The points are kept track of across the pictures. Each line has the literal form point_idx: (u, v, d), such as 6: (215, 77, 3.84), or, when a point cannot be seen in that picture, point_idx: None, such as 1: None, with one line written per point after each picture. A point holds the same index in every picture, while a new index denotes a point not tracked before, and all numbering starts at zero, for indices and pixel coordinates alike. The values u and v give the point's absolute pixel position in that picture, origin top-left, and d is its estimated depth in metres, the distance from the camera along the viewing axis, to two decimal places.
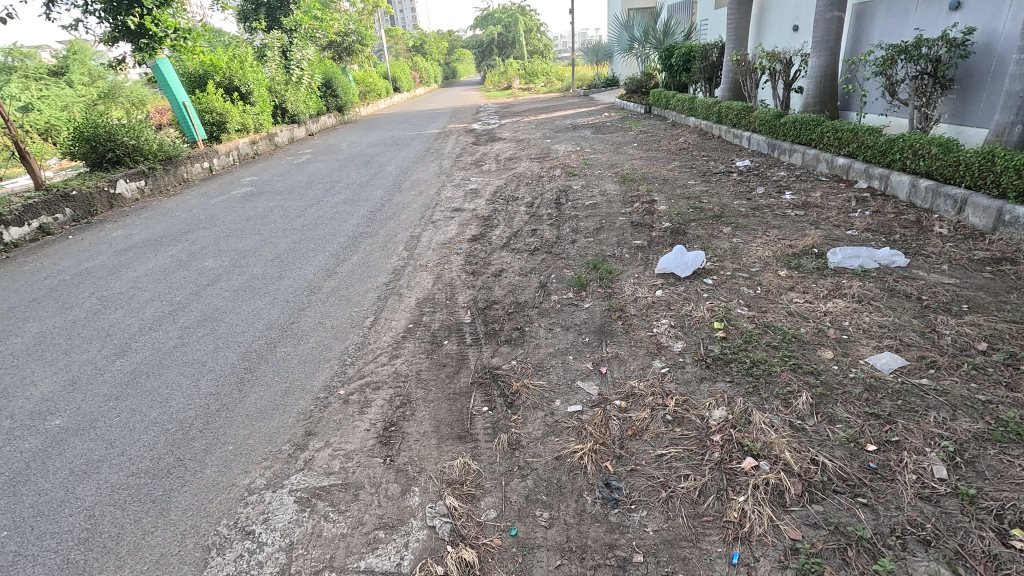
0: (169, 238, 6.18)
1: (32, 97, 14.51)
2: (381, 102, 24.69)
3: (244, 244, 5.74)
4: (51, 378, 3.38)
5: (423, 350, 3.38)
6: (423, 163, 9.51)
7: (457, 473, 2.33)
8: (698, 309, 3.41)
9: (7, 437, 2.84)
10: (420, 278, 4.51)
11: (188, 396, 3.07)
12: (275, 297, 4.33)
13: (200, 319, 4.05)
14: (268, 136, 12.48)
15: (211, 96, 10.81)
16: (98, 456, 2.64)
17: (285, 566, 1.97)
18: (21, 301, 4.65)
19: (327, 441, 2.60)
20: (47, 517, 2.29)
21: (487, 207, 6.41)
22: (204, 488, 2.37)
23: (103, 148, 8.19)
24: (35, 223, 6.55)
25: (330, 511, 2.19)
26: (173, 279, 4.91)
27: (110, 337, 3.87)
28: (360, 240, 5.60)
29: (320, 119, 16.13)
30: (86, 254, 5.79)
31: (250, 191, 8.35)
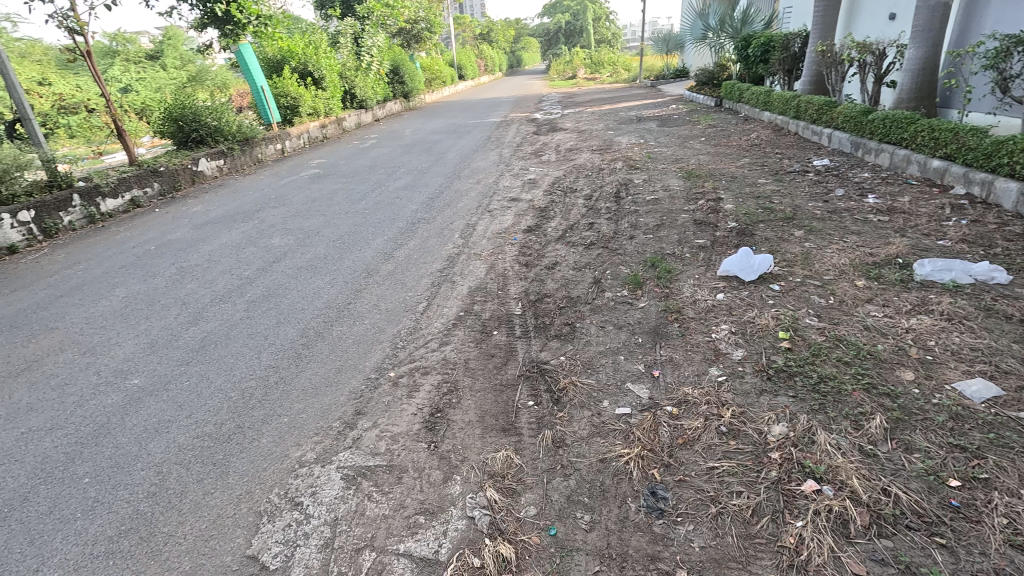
0: (242, 215, 6.53)
1: (132, 79, 15.89)
2: (445, 90, 25.02)
3: (309, 224, 5.97)
4: (132, 340, 3.67)
5: (472, 339, 3.38)
6: (483, 151, 9.53)
7: (499, 466, 2.32)
8: (761, 316, 3.21)
9: (93, 392, 3.11)
10: (473, 266, 4.53)
11: (250, 367, 3.24)
12: (335, 277, 4.48)
13: (265, 294, 4.25)
14: (337, 120, 12.91)
15: (287, 81, 11.34)
16: (169, 416, 2.83)
17: (328, 540, 2.04)
18: (111, 267, 5.07)
19: (375, 422, 2.67)
20: (123, 469, 2.48)
21: (545, 198, 6.34)
22: (260, 456, 2.49)
23: (189, 129, 8.78)
24: (127, 196, 7.14)
25: (374, 492, 2.24)
26: (244, 254, 5.18)
27: (184, 306, 4.15)
28: (417, 225, 5.70)
29: (387, 105, 16.49)
30: (168, 227, 6.23)
31: (317, 173, 8.68)
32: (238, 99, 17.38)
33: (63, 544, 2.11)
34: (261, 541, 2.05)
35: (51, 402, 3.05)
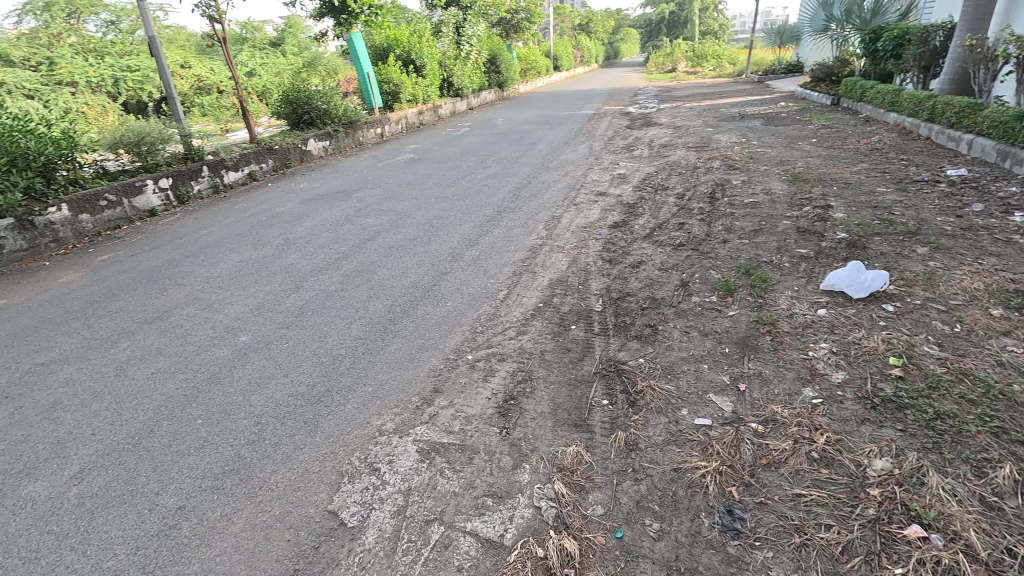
0: (342, 194, 6.96)
1: (256, 63, 17.41)
2: (540, 80, 24.99)
3: (402, 207, 6.25)
4: (243, 301, 4.06)
5: (549, 331, 3.38)
6: (573, 143, 9.43)
7: (568, 461, 2.32)
8: (869, 338, 2.91)
9: (209, 343, 3.48)
10: (556, 258, 4.52)
11: (341, 336, 3.47)
12: (422, 259, 4.66)
13: (358, 270, 4.52)
14: (434, 107, 13.34)
15: (391, 68, 11.88)
16: (270, 373, 3.11)
17: (401, 508, 2.14)
18: (230, 234, 5.64)
19: (452, 401, 2.75)
20: (229, 416, 2.76)
21: (634, 194, 6.17)
22: (346, 420, 2.66)
23: (302, 111, 9.47)
24: (246, 170, 7.87)
25: (446, 468, 2.32)
26: (341, 230, 5.53)
27: (288, 274, 4.51)
28: (503, 214, 5.77)
29: (482, 94, 16.76)
30: (278, 201, 6.78)
31: (412, 157, 9.04)
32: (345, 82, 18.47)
33: (179, 475, 2.39)
34: (341, 499, 2.20)
35: (175, 349, 3.45)
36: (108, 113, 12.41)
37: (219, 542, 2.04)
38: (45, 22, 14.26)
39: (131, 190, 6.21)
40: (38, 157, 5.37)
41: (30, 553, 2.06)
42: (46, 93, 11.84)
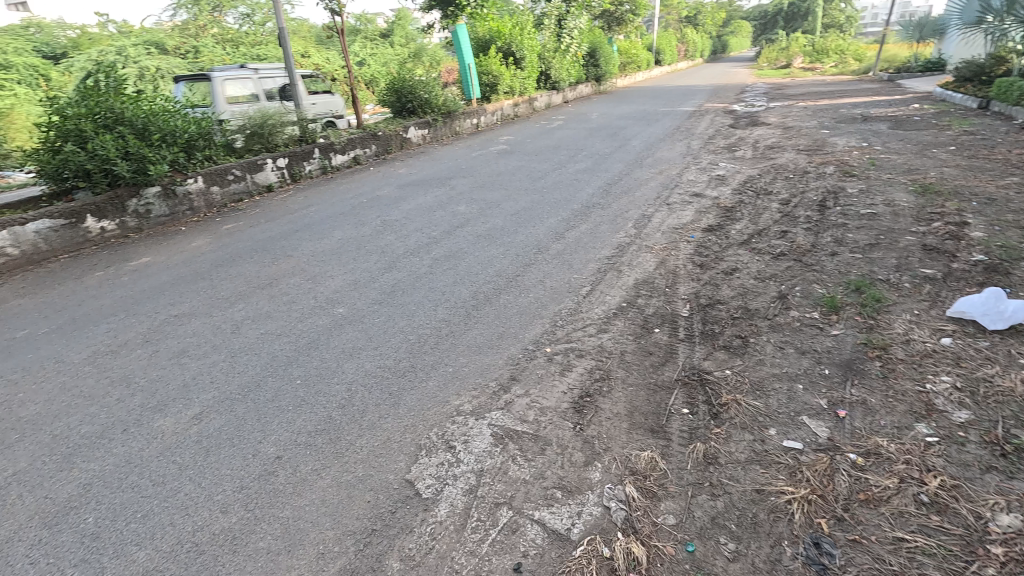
0: (437, 181, 7.23)
1: (367, 54, 18.52)
2: (639, 74, 24.24)
3: (492, 196, 6.37)
4: (342, 276, 4.37)
5: (631, 332, 3.31)
6: (669, 141, 9.08)
7: (641, 465, 2.27)
8: (1004, 376, 2.55)
9: (310, 312, 3.79)
10: (643, 258, 4.40)
11: (428, 316, 3.63)
12: (508, 249, 4.73)
13: (447, 255, 4.68)
14: (530, 100, 13.40)
15: (491, 60, 12.11)
16: (361, 344, 3.34)
17: (472, 487, 2.21)
18: (334, 213, 6.07)
19: (528, 391, 2.79)
20: (324, 380, 3.00)
21: (733, 197, 5.84)
22: (426, 397, 2.79)
23: (405, 100, 9.98)
24: (352, 154, 8.41)
25: (518, 456, 2.36)
26: (434, 216, 5.76)
27: (383, 254, 4.77)
28: (592, 210, 5.70)
29: (579, 87, 16.57)
30: (378, 185, 7.18)
31: (505, 149, 9.18)
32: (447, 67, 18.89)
33: (279, 427, 2.64)
34: (418, 470, 2.32)
35: (281, 313, 3.80)
36: None
37: (308, 493, 2.24)
38: (194, 15, 16.13)
39: (254, 167, 6.88)
40: (183, 135, 6.13)
41: (158, 478, 2.37)
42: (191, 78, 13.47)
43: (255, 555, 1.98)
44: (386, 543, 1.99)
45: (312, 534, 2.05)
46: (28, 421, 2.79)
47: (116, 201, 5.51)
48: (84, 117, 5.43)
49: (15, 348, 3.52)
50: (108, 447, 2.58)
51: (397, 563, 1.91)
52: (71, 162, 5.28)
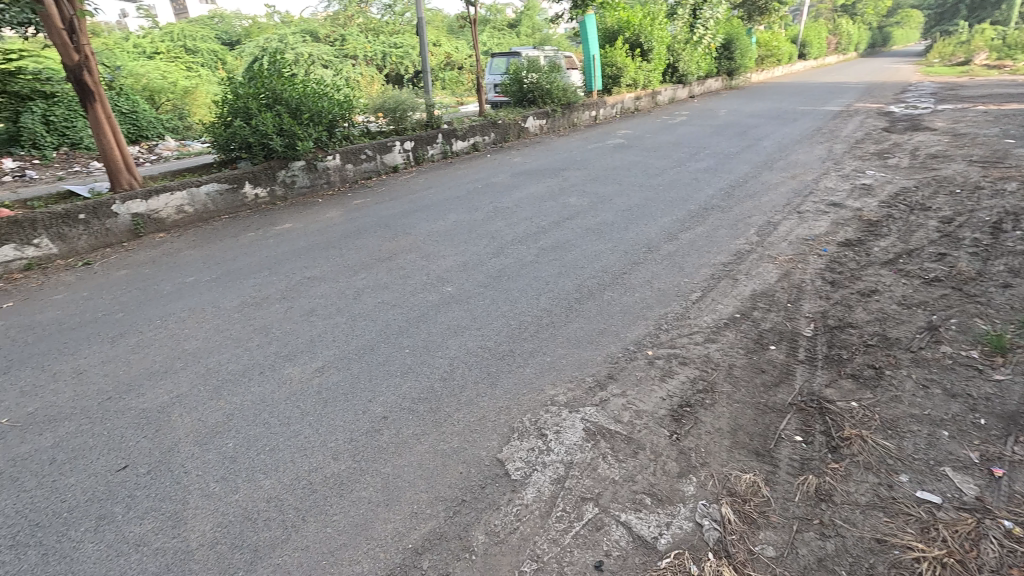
0: (550, 171, 7.27)
1: (493, 44, 19.06)
2: (778, 69, 22.23)
3: (605, 191, 6.27)
4: (453, 257, 4.58)
5: (743, 346, 3.10)
6: (807, 143, 8.27)
7: (741, 487, 2.13)
8: None
9: (422, 288, 4.03)
10: (764, 268, 4.08)
11: (530, 304, 3.68)
12: (616, 245, 4.63)
13: (554, 246, 4.70)
14: (653, 93, 12.91)
15: (617, 51, 11.87)
16: (466, 323, 3.48)
17: (560, 478, 2.23)
18: (450, 196, 6.36)
19: (624, 391, 2.74)
20: (429, 352, 3.18)
21: (879, 209, 5.18)
22: (522, 382, 2.85)
23: (527, 90, 10.14)
24: (472, 140, 8.73)
25: (609, 454, 2.33)
26: (544, 206, 5.80)
27: (492, 240, 4.91)
28: (711, 212, 5.39)
29: (708, 82, 15.62)
30: (493, 172, 7.39)
31: (621, 143, 8.96)
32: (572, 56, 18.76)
33: (387, 390, 2.86)
34: (508, 452, 2.39)
35: (396, 286, 4.07)
36: (375, 82, 14.84)
37: (407, 455, 2.40)
38: (344, 6, 17.66)
39: (384, 149, 7.42)
40: (328, 116, 6.77)
41: (284, 419, 2.68)
42: (336, 63, 14.82)
43: (357, 503, 2.17)
44: (474, 515, 2.08)
45: (408, 493, 2.20)
46: (190, 353, 3.30)
47: (269, 171, 6.25)
48: (252, 97, 6.24)
49: (185, 291, 4.16)
50: (247, 385, 2.97)
51: (482, 537, 1.99)
52: (238, 135, 6.11)
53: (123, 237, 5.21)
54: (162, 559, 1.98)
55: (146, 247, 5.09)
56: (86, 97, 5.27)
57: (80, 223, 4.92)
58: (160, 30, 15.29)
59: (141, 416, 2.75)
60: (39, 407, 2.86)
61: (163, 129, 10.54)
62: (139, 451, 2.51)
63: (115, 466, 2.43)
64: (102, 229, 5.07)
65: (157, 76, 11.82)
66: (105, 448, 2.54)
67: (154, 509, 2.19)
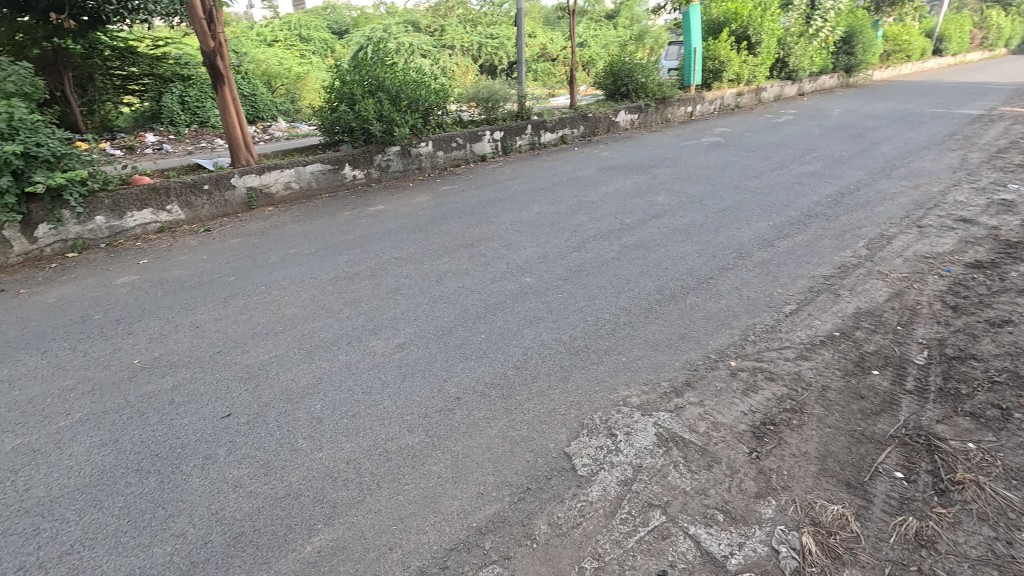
0: (638, 168, 7.06)
1: (589, 35, 18.73)
2: (907, 66, 19.95)
3: (696, 191, 5.99)
4: (534, 248, 4.60)
5: (841, 367, 2.85)
6: (936, 150, 7.38)
7: (827, 518, 1.97)
8: None
9: (501, 276, 4.08)
10: (872, 285, 3.72)
11: (608, 302, 3.62)
12: (704, 249, 4.42)
13: (637, 244, 4.58)
14: (758, 89, 12.09)
15: (721, 44, 11.25)
16: (542, 315, 3.49)
17: (627, 481, 2.18)
18: (535, 187, 6.38)
19: (703, 401, 2.62)
20: (505, 339, 3.23)
21: (1020, 229, 4.53)
22: (596, 379, 2.82)
23: (621, 83, 9.89)
24: (560, 132, 8.67)
25: (682, 464, 2.25)
26: (630, 203, 5.66)
27: (574, 234, 4.87)
28: (814, 220, 4.98)
29: (821, 78, 14.37)
30: (579, 166, 7.31)
31: (718, 141, 8.51)
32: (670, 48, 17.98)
33: (462, 372, 2.94)
34: (576, 447, 2.37)
35: (477, 273, 4.17)
36: (469, 72, 15.15)
37: (477, 437, 2.46)
38: None
39: (474, 138, 7.58)
40: (424, 104, 7.03)
41: (367, 388, 2.86)
42: (434, 53, 15.29)
43: (427, 477, 2.26)
44: (538, 504, 2.10)
45: (475, 474, 2.26)
46: (289, 319, 3.60)
47: (367, 155, 6.60)
48: (357, 83, 6.62)
49: (287, 262, 4.52)
50: (336, 353, 3.19)
51: (545, 527, 2.01)
52: (342, 119, 6.51)
53: (239, 208, 5.76)
54: (255, 501, 2.19)
55: (257, 218, 5.59)
56: (217, 80, 5.85)
57: (204, 193, 5.50)
58: (281, 20, 16.59)
59: (244, 371, 3.05)
60: (164, 352, 3.26)
61: (276, 112, 11.45)
62: (241, 403, 2.78)
63: (221, 413, 2.71)
64: (222, 200, 5.63)
65: (275, 62, 12.86)
66: (214, 396, 2.84)
67: (251, 456, 2.42)
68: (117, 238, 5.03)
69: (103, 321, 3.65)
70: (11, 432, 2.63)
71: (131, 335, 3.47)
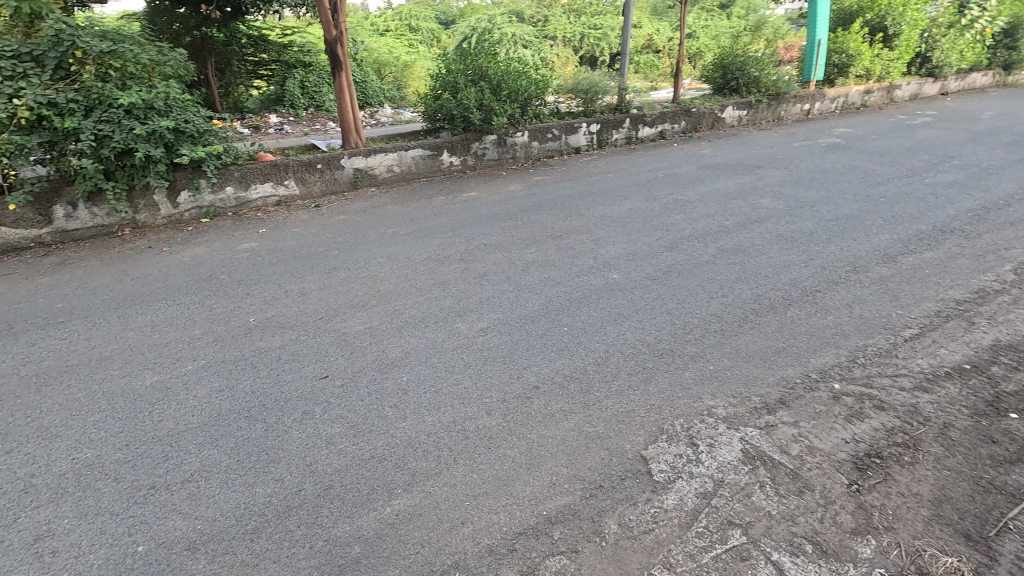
0: (742, 167, 6.64)
1: (699, 26, 17.77)
2: None
3: (807, 195, 5.53)
4: (623, 244, 4.49)
5: (969, 405, 2.52)
6: None
7: (938, 570, 1.76)
8: None
9: (588, 271, 4.04)
10: (1017, 316, 3.24)
11: (699, 306, 3.46)
12: (812, 259, 4.08)
13: (736, 249, 4.32)
14: (891, 87, 10.84)
15: (850, 36, 10.30)
16: (627, 313, 3.42)
17: (706, 494, 2.09)
18: (629, 183, 6.21)
19: (798, 421, 2.43)
20: (587, 334, 3.20)
21: None
22: (679, 384, 2.72)
23: (731, 76, 9.31)
24: (660, 127, 8.35)
25: (768, 485, 2.11)
26: (731, 204, 5.34)
27: (667, 233, 4.69)
28: (949, 236, 4.41)
29: (972, 76, 12.59)
30: (678, 162, 7.00)
31: (838, 143, 7.75)
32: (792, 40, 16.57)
33: (542, 362, 2.96)
34: (653, 452, 2.31)
35: (564, 265, 4.15)
36: (569, 63, 15.00)
37: (553, 428, 2.47)
38: None
39: (571, 129, 7.52)
40: (524, 93, 7.09)
41: (450, 366, 2.97)
42: (536, 43, 15.30)
43: (502, 459, 2.31)
44: (609, 503, 2.07)
45: (549, 463, 2.27)
46: (383, 294, 3.81)
47: (465, 142, 6.78)
48: (461, 72, 6.81)
49: (384, 240, 4.78)
50: (423, 330, 3.34)
51: (615, 527, 1.98)
52: (445, 107, 6.74)
53: (345, 187, 6.17)
54: (344, 459, 2.36)
55: (360, 198, 5.97)
56: (336, 66, 6.28)
57: (317, 171, 5.95)
58: (393, 10, 17.40)
59: (341, 338, 3.28)
60: (274, 314, 3.59)
61: (383, 98, 12.07)
62: (337, 367, 3.00)
63: (319, 374, 2.94)
64: (331, 178, 6.06)
65: (385, 51, 13.55)
66: (314, 358, 3.09)
67: (342, 417, 2.61)
68: (242, 208, 5.60)
69: (226, 281, 4.09)
70: (150, 369, 3.04)
71: (248, 295, 3.87)
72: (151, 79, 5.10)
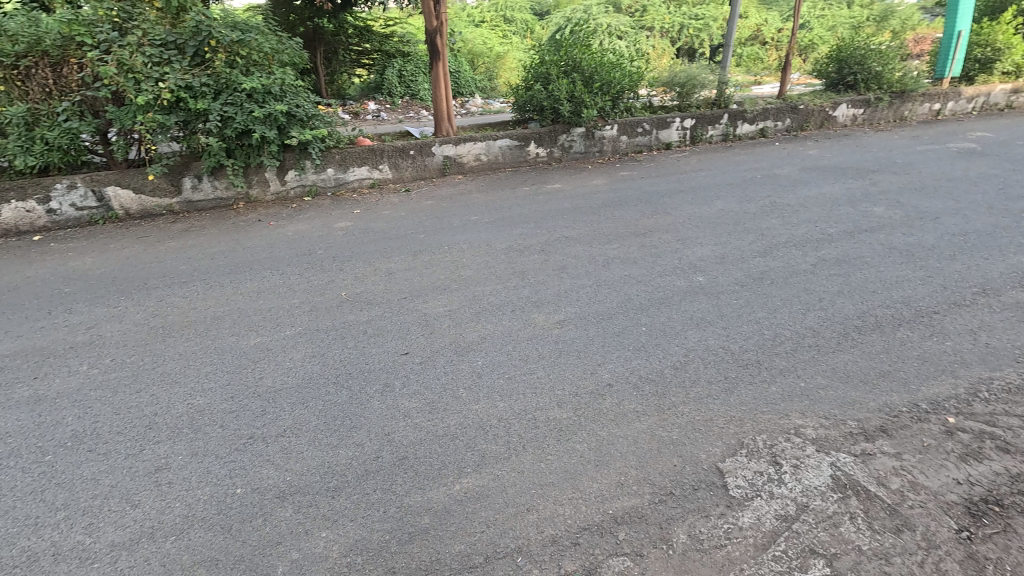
0: (853, 171, 6.08)
1: (814, 16, 16.38)
2: None
3: (930, 205, 4.95)
4: (711, 246, 4.29)
5: None
6: None
7: None
8: None
9: (671, 271, 3.90)
10: None
11: (792, 318, 3.23)
12: (931, 276, 3.66)
13: (839, 259, 3.97)
14: None
15: (998, 28, 9.10)
16: (711, 318, 3.26)
17: (787, 517, 1.97)
18: (722, 182, 5.90)
19: (900, 453, 2.21)
20: (666, 336, 3.10)
21: None
22: (764, 399, 2.56)
23: (847, 71, 8.52)
24: (761, 124, 7.83)
25: (860, 518, 1.95)
26: (838, 211, 4.91)
27: (761, 237, 4.41)
28: None
29: None
30: (778, 163, 6.53)
31: (972, 148, 6.86)
32: (924, 31, 14.81)
33: (616, 360, 2.91)
34: (730, 466, 2.20)
35: (646, 264, 4.04)
36: (665, 56, 14.43)
37: (624, 428, 2.43)
38: None
39: (663, 124, 7.26)
40: (616, 86, 6.93)
41: (524, 355, 3.00)
42: (631, 34, 14.86)
43: (571, 452, 2.31)
44: (680, 512, 2.01)
45: (618, 463, 2.24)
46: (463, 279, 3.92)
47: (552, 133, 6.76)
48: (554, 64, 6.80)
49: (467, 227, 4.91)
50: (500, 318, 3.40)
51: (684, 537, 1.91)
52: (535, 98, 6.75)
53: (434, 173, 6.39)
54: (419, 433, 2.47)
55: (448, 185, 6.16)
56: (433, 56, 6.49)
57: (410, 157, 6.21)
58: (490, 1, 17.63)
59: (422, 318, 3.42)
60: (363, 290, 3.81)
61: (474, 88, 12.29)
62: (417, 345, 3.14)
63: (400, 351, 3.09)
64: (422, 164, 6.30)
65: (479, 42, 13.78)
66: (396, 335, 3.25)
67: (420, 393, 2.73)
68: (340, 188, 5.97)
69: (323, 256, 4.39)
70: (254, 331, 3.35)
71: (341, 271, 4.13)
72: (271, 66, 5.54)
